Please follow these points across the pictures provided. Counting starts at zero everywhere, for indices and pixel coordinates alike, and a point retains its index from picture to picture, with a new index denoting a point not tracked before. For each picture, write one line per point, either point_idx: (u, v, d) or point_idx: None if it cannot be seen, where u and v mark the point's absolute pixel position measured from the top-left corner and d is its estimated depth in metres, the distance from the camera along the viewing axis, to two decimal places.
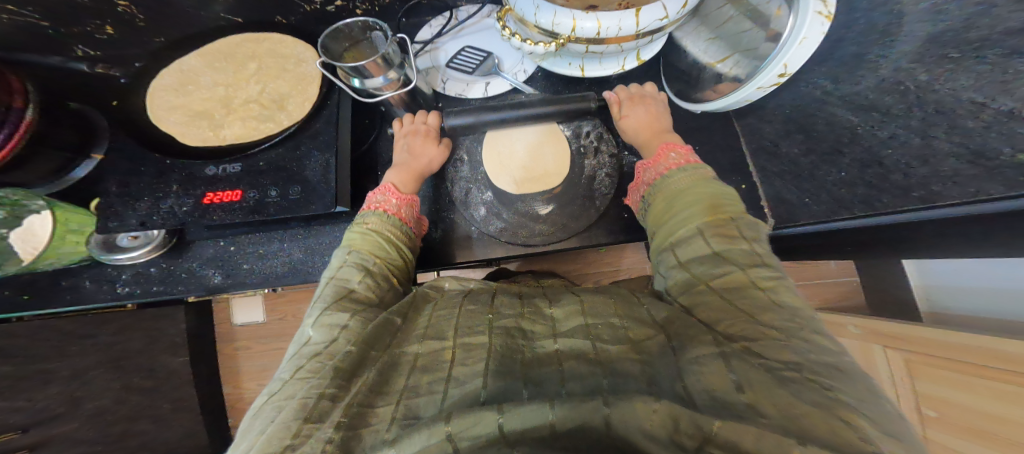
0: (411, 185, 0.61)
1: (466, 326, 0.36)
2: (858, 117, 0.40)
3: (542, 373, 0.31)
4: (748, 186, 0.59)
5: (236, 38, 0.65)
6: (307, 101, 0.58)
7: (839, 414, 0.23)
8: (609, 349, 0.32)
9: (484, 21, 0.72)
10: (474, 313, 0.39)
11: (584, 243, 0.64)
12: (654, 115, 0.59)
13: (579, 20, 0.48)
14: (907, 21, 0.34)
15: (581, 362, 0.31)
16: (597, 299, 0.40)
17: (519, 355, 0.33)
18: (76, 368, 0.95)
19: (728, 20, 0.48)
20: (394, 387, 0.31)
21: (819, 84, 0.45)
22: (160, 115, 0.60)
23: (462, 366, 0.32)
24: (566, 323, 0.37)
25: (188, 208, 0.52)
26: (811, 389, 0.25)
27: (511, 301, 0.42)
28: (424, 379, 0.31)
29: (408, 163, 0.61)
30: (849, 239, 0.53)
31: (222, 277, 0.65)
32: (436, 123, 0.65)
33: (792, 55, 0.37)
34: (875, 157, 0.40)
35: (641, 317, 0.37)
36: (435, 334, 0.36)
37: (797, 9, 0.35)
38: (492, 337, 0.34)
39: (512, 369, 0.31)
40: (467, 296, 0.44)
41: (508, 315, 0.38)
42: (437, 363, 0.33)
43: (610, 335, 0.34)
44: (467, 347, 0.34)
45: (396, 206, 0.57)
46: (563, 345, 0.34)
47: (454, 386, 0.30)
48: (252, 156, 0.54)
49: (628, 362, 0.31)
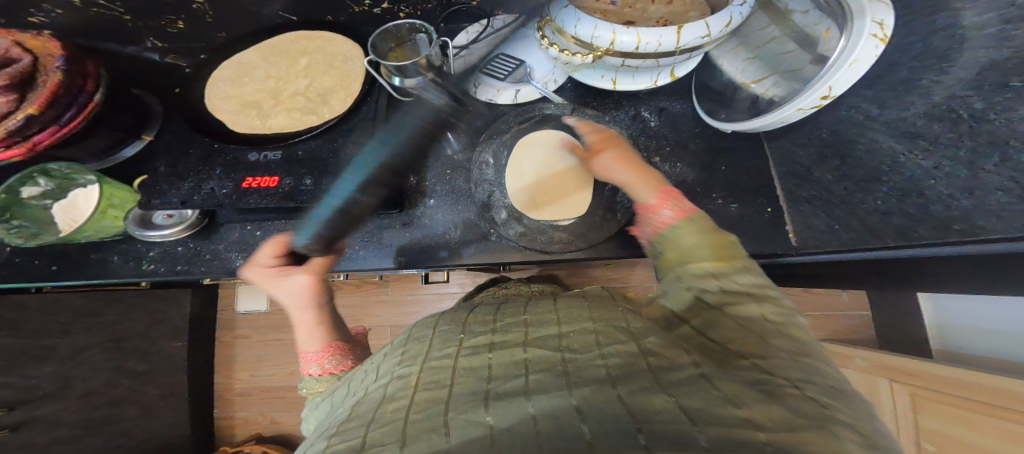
0: (321, 332, 0.51)
1: (436, 350, 0.35)
2: (901, 146, 0.42)
3: (506, 388, 0.29)
4: (774, 209, 0.57)
5: (292, 36, 0.68)
6: (349, 96, 0.60)
7: (826, 427, 0.23)
8: (577, 357, 0.32)
9: (520, 30, 0.74)
10: (447, 335, 0.38)
11: (602, 254, 0.64)
12: (625, 158, 0.60)
13: (619, 34, 0.49)
14: (968, 46, 0.35)
15: (548, 372, 0.31)
16: (569, 306, 0.39)
17: (484, 371, 0.32)
18: (75, 346, 0.95)
19: (770, 40, 0.48)
20: (363, 418, 0.30)
21: (862, 108, 0.46)
22: (216, 103, 0.62)
23: (426, 390, 0.30)
24: (537, 330, 0.36)
25: (226, 191, 0.52)
26: (773, 406, 0.25)
27: (485, 317, 0.40)
28: (389, 408, 0.30)
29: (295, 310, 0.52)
30: (874, 266, 0.53)
31: (244, 261, 0.65)
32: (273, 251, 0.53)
33: (839, 78, 0.37)
34: (917, 187, 0.41)
35: (613, 322, 0.36)
36: (407, 360, 0.35)
37: (851, 31, 0.35)
38: (459, 357, 0.34)
39: (477, 389, 0.30)
40: (442, 317, 0.43)
41: (479, 332, 0.37)
42: (403, 390, 0.31)
43: (580, 343, 0.33)
44: (433, 369, 0.33)
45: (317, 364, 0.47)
46: (531, 354, 0.33)
47: (417, 409, 0.28)
48: (292, 144, 0.55)
49: (593, 370, 0.30)
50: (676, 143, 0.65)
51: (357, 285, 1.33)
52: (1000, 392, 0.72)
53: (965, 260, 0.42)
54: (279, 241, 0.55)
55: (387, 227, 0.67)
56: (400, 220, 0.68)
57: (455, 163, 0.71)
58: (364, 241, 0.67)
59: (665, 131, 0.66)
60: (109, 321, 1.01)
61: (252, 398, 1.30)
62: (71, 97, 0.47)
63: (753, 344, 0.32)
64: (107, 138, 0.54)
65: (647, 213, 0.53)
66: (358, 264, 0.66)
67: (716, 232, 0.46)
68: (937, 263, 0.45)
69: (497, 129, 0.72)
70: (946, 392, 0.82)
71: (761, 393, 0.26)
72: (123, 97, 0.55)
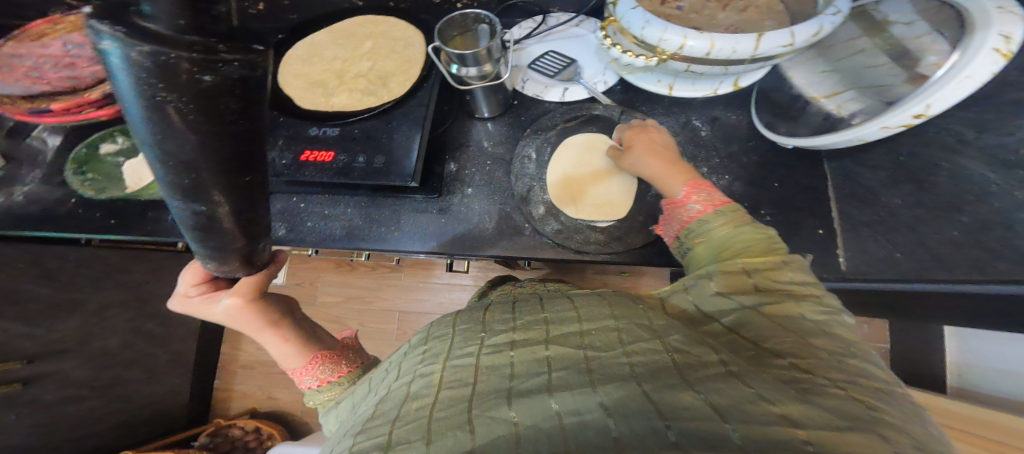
0: (304, 347, 0.58)
1: (458, 347, 0.35)
2: (992, 172, 0.39)
3: (528, 385, 0.29)
4: (826, 230, 0.56)
5: (359, 19, 0.69)
6: (409, 80, 0.60)
7: (874, 430, 0.22)
8: (599, 356, 0.31)
9: (574, 30, 0.74)
10: (467, 334, 0.37)
11: (639, 259, 0.63)
12: (661, 157, 0.58)
13: (690, 38, 0.48)
14: None
15: (570, 369, 0.30)
16: (588, 304, 0.39)
17: (506, 369, 0.31)
18: (102, 302, 0.98)
19: (857, 53, 0.46)
20: (389, 416, 0.30)
21: (953, 131, 0.43)
22: (285, 79, 0.63)
23: (448, 388, 0.30)
24: (559, 328, 0.35)
25: (286, 162, 0.54)
26: (803, 403, 0.24)
27: (505, 315, 0.40)
28: (415, 405, 0.30)
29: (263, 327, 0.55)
30: (928, 300, 0.51)
31: (287, 231, 0.67)
32: (196, 289, 0.51)
33: (938, 97, 0.34)
34: (1002, 219, 0.38)
35: (637, 321, 0.35)
36: (430, 359, 0.35)
37: (968, 46, 0.33)
38: (479, 355, 0.33)
39: (500, 386, 0.29)
40: (459, 315, 0.43)
41: (499, 330, 0.37)
42: (425, 388, 0.32)
43: (601, 341, 0.33)
44: (456, 368, 0.32)
45: (309, 376, 0.54)
46: (553, 351, 0.32)
47: (439, 408, 0.28)
48: (348, 122, 0.56)
49: (618, 367, 0.29)
50: (728, 154, 0.63)
51: (373, 268, 1.35)
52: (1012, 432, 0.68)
53: None
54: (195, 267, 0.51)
55: (423, 212, 0.68)
56: (436, 206, 0.68)
57: (495, 155, 0.71)
58: (399, 222, 0.67)
59: (717, 142, 0.64)
60: (136, 281, 1.05)
61: (252, 372, 1.33)
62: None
63: (785, 343, 0.31)
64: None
65: (675, 207, 0.53)
66: (391, 245, 0.67)
67: (748, 222, 0.46)
68: (1010, 304, 0.42)
69: (542, 125, 0.72)
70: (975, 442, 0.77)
71: (792, 391, 0.25)
72: None
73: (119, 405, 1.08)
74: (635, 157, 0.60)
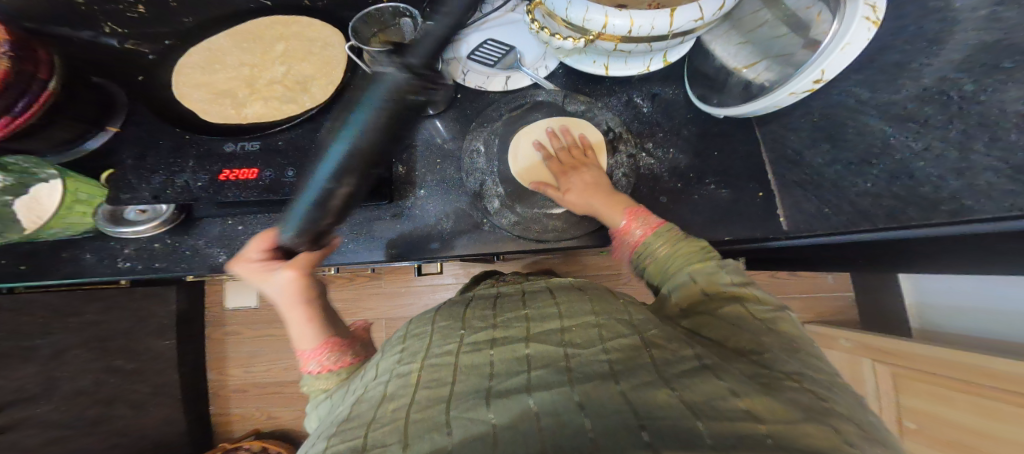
0: (325, 328, 0.48)
1: (437, 345, 0.35)
2: (891, 128, 0.42)
3: (507, 385, 0.29)
4: (766, 194, 0.58)
5: (267, 21, 0.65)
6: (330, 84, 0.58)
7: (829, 422, 0.23)
8: (579, 353, 0.31)
9: (510, 15, 0.72)
10: (447, 331, 0.37)
11: (592, 242, 0.63)
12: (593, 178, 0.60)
13: (611, 17, 0.48)
14: (959, 28, 0.36)
15: (550, 367, 0.30)
16: (570, 300, 0.39)
17: (486, 368, 0.31)
18: (56, 347, 0.95)
19: (763, 24, 0.49)
20: (363, 419, 0.29)
21: (852, 93, 0.47)
22: (186, 92, 0.60)
23: (427, 388, 0.30)
24: (540, 326, 0.35)
25: (202, 184, 0.50)
26: (766, 395, 0.25)
27: (484, 311, 0.40)
28: (391, 407, 0.29)
29: (285, 307, 0.50)
30: (863, 249, 0.55)
31: (227, 257, 0.63)
32: (262, 250, 0.53)
33: (832, 62, 0.37)
34: (906, 169, 0.41)
35: (616, 316, 0.36)
36: (408, 357, 0.35)
37: (843, 15, 0.35)
38: (459, 355, 0.33)
39: (479, 386, 0.29)
40: (439, 310, 0.42)
41: (479, 327, 0.36)
42: (404, 388, 0.31)
43: (582, 338, 0.33)
44: (434, 366, 0.32)
45: (314, 364, 0.44)
46: (534, 350, 0.32)
47: (417, 408, 0.28)
48: (271, 135, 0.53)
49: (596, 365, 0.30)
50: (669, 130, 0.64)
51: (350, 279, 1.31)
52: (981, 369, 0.74)
53: (954, 244, 0.42)
54: (269, 234, 0.54)
55: (378, 220, 0.66)
56: (390, 212, 0.66)
57: (445, 152, 0.69)
58: (355, 234, 0.65)
59: (658, 117, 0.65)
60: (92, 321, 1.00)
61: (248, 393, 1.27)
62: (24, 85, 0.44)
63: (761, 341, 0.32)
64: (67, 129, 0.51)
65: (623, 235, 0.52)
66: (349, 257, 0.65)
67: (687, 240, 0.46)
68: (927, 246, 0.46)
69: (488, 117, 0.70)
70: (936, 372, 0.83)
71: (761, 385, 0.27)
72: (80, 89, 0.52)
73: (118, 439, 1.05)
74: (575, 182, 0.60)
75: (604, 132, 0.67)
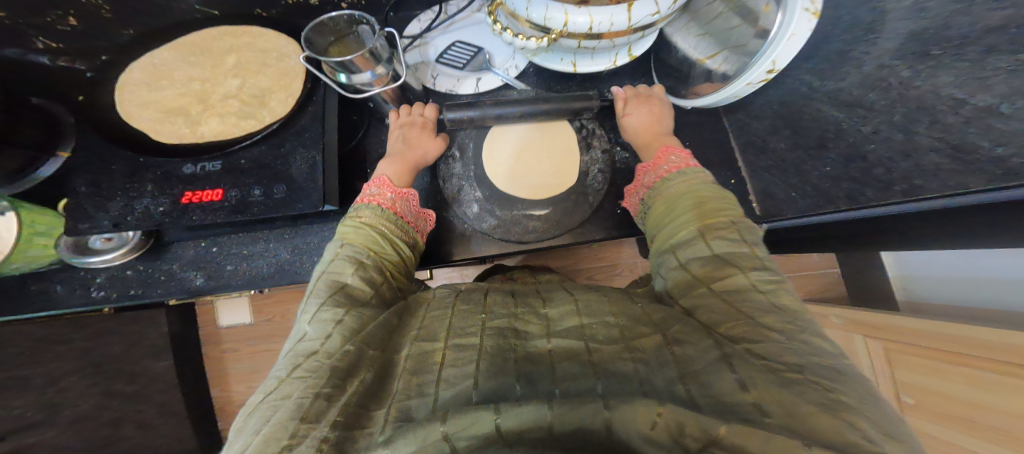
0: (405, 173, 0.60)
1: (458, 329, 0.36)
2: (841, 113, 0.43)
3: (532, 372, 0.30)
4: (737, 181, 0.60)
5: (211, 32, 0.64)
6: (291, 96, 0.57)
7: (844, 418, 0.24)
8: (603, 348, 0.32)
9: (475, 15, 0.70)
10: (467, 314, 0.39)
11: (576, 239, 0.64)
12: (655, 115, 0.59)
13: (571, 15, 0.48)
14: (891, 18, 0.37)
15: (573, 361, 0.31)
16: (589, 298, 0.41)
17: (511, 355, 0.32)
18: (51, 375, 0.93)
19: (717, 16, 0.49)
20: (387, 391, 0.32)
21: (804, 81, 0.47)
22: (131, 111, 0.57)
23: (451, 367, 0.31)
24: (560, 321, 0.37)
25: (163, 209, 0.50)
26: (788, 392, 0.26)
27: (503, 300, 0.42)
28: (415, 382, 0.31)
29: (404, 152, 0.61)
30: (834, 230, 0.56)
31: (205, 279, 0.64)
32: (432, 115, 0.65)
33: (779, 53, 0.39)
34: (859, 152, 0.42)
35: (634, 314, 0.37)
36: (426, 336, 0.36)
37: (786, 6, 0.37)
38: (483, 338, 0.34)
39: (503, 368, 0.31)
40: (459, 291, 0.45)
41: (500, 315, 0.38)
42: (428, 365, 0.32)
43: (604, 333, 0.34)
44: (457, 348, 0.33)
45: (389, 197, 0.55)
46: (557, 343, 0.33)
47: (444, 388, 0.30)
48: (233, 153, 0.53)
49: (619, 360, 0.31)
50: None
51: None
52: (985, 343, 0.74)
53: (910, 223, 0.44)
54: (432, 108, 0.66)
55: None
56: None
57: None
58: None
59: None
60: (82, 348, 0.98)
61: None
62: None
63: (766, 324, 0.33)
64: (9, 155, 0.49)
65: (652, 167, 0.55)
66: None
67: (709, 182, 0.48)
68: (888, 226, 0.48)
69: None
70: (930, 345, 0.84)
71: (777, 377, 0.27)
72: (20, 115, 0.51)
73: None
74: (637, 111, 0.59)
75: (576, 129, 0.68)
